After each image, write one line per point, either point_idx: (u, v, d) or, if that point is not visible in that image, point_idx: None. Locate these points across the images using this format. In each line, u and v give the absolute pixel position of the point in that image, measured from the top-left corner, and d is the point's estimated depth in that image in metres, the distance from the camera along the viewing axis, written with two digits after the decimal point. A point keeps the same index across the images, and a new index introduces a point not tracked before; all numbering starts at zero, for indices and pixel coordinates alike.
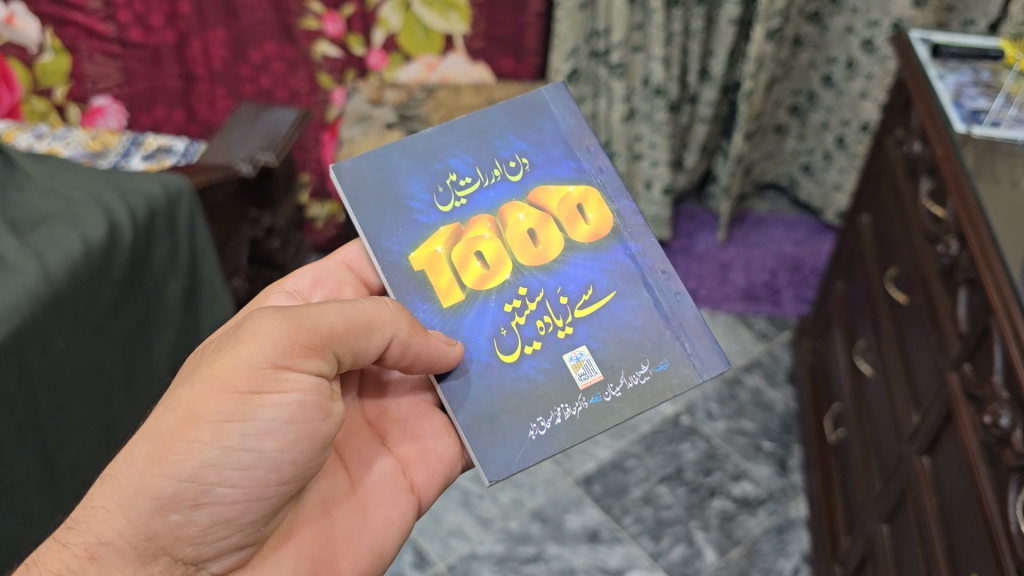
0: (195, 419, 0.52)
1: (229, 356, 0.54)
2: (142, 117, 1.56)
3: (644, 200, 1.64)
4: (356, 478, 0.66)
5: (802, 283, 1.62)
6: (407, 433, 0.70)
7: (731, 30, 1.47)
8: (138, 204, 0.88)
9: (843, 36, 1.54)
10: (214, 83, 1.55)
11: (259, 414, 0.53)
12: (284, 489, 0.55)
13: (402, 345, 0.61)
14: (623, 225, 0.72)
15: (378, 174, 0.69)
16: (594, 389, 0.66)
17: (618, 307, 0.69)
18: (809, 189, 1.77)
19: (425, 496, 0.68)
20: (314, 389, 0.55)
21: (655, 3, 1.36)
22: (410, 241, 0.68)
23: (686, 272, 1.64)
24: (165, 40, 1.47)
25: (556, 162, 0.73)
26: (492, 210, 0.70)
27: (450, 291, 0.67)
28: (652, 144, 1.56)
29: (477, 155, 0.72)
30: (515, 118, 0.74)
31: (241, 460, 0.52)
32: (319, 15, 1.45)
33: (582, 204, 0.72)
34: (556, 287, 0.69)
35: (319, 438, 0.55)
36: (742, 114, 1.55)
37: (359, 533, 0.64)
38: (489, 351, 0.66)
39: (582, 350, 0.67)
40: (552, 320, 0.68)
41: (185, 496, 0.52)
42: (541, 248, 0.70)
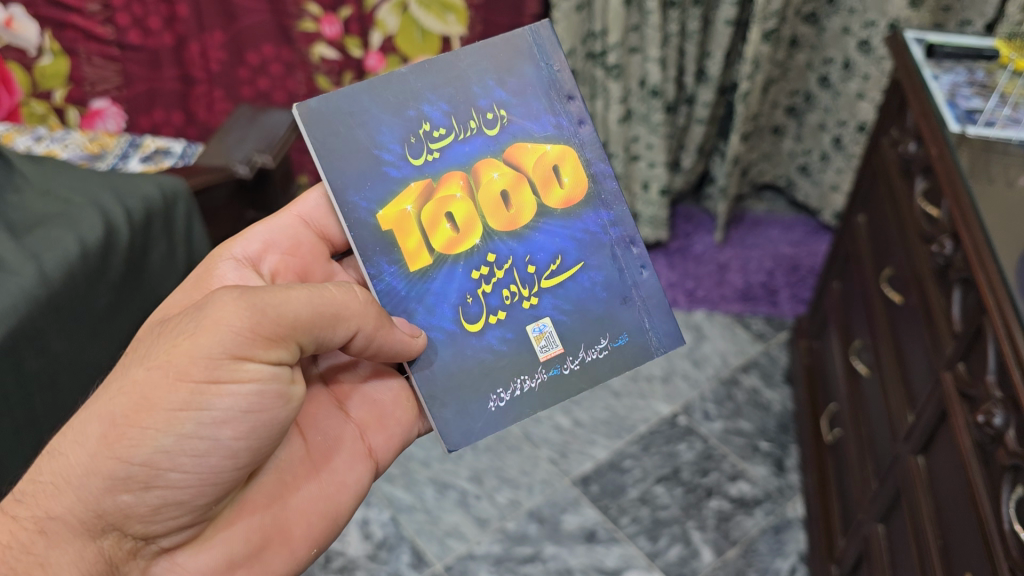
0: (149, 406, 0.54)
1: (184, 345, 0.55)
2: (141, 120, 1.57)
3: (641, 201, 1.64)
4: (310, 443, 0.71)
5: (800, 283, 1.62)
6: (363, 398, 0.75)
7: (728, 31, 1.48)
8: (135, 206, 0.88)
9: (840, 36, 1.54)
10: (212, 85, 1.56)
11: (214, 404, 0.55)
12: (237, 472, 0.59)
13: (367, 339, 0.64)
14: (599, 189, 0.74)
15: (347, 119, 0.68)
16: (553, 361, 0.72)
17: (584, 279, 0.74)
18: (806, 190, 1.77)
19: (381, 458, 0.74)
20: (272, 378, 0.57)
21: (652, 4, 1.37)
22: (378, 197, 0.69)
23: (684, 273, 1.64)
24: (163, 43, 1.48)
25: (536, 117, 0.73)
26: (466, 166, 0.71)
27: (418, 254, 0.70)
28: (649, 145, 1.56)
29: (453, 104, 0.71)
30: (496, 61, 0.72)
31: (195, 446, 0.55)
32: (317, 17, 1.45)
33: (558, 166, 0.73)
34: (525, 254, 0.73)
35: (272, 424, 0.59)
36: (739, 115, 1.55)
37: (313, 499, 0.69)
38: (454, 320, 0.71)
39: (546, 321, 0.73)
40: (518, 289, 0.72)
41: (136, 478, 0.55)
42: (513, 212, 0.72)
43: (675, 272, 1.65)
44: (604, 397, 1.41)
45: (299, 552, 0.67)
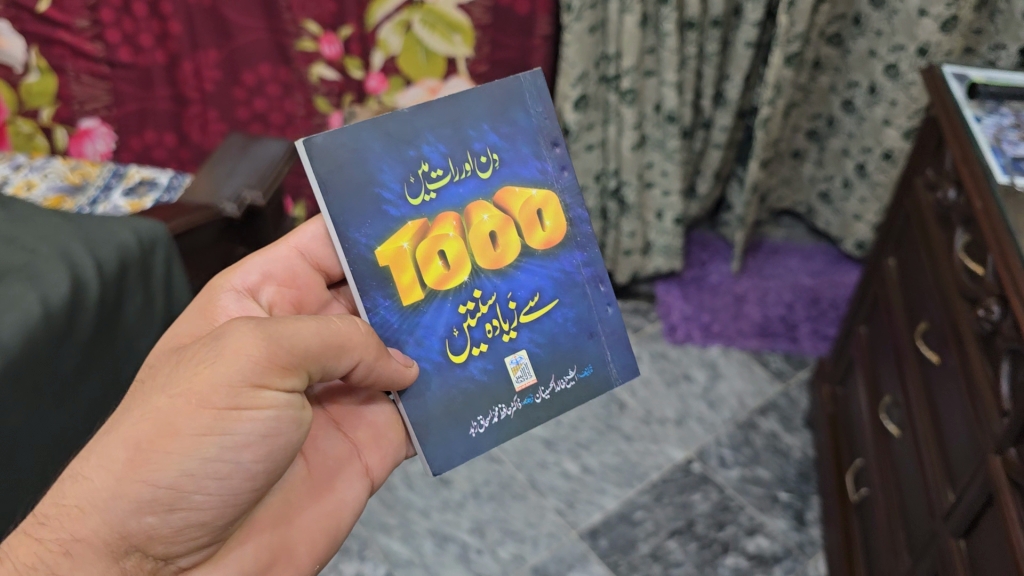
0: (173, 431, 0.55)
1: (206, 372, 0.56)
2: (133, 140, 1.50)
3: (654, 230, 1.54)
4: (311, 465, 0.72)
5: (820, 318, 1.55)
6: (362, 419, 0.76)
7: (748, 53, 1.42)
8: (107, 256, 0.81)
9: (866, 59, 1.47)
10: (205, 106, 1.48)
11: (236, 428, 0.56)
12: (254, 493, 0.59)
13: (368, 369, 0.66)
14: (574, 233, 0.77)
15: (351, 157, 0.68)
16: (528, 391, 0.75)
17: (557, 316, 0.76)
18: (827, 218, 1.68)
19: (376, 476, 0.75)
20: (287, 405, 0.59)
21: (669, 26, 1.32)
22: (377, 233, 0.69)
23: (699, 305, 1.56)
24: (156, 61, 1.42)
25: (524, 161, 0.74)
26: (460, 207, 0.72)
27: (411, 288, 0.71)
28: (664, 173, 1.47)
29: (451, 146, 0.72)
30: (491, 105, 0.73)
31: (218, 469, 0.56)
32: (316, 36, 1.37)
33: (541, 210, 0.75)
34: (507, 291, 0.74)
35: (285, 449, 0.60)
36: (759, 142, 1.48)
37: (313, 521, 0.70)
38: (441, 350, 0.72)
39: (522, 353, 0.75)
40: (499, 323, 0.74)
41: (161, 501, 0.54)
42: (499, 251, 0.74)
43: (689, 304, 1.56)
44: (615, 441, 1.34)
45: (301, 570, 0.68)
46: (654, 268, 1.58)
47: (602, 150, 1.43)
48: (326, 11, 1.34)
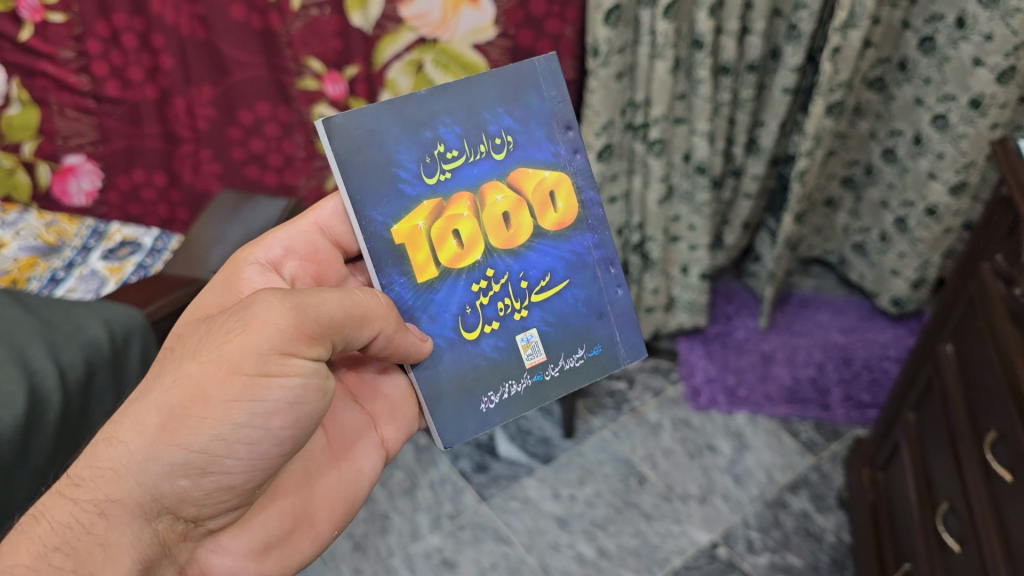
0: (204, 398, 0.57)
1: (235, 341, 0.58)
2: (120, 179, 1.40)
3: (678, 285, 1.44)
4: (331, 434, 0.75)
5: (854, 381, 1.44)
6: (377, 393, 0.79)
7: (786, 99, 1.32)
8: (72, 359, 0.70)
9: (912, 107, 1.36)
10: (198, 146, 1.37)
11: (264, 396, 0.58)
12: (280, 457, 0.62)
13: (387, 340, 0.68)
14: (585, 216, 0.80)
15: (369, 137, 0.70)
16: (538, 368, 0.77)
17: (568, 296, 0.79)
18: (861, 270, 1.57)
19: (392, 447, 0.78)
20: (312, 373, 0.61)
21: (703, 73, 1.22)
22: (393, 212, 0.71)
23: (723, 365, 1.46)
24: (145, 96, 1.32)
25: (537, 144, 0.78)
26: (474, 188, 0.75)
27: (426, 267, 0.73)
28: (691, 226, 1.37)
29: (466, 128, 0.74)
30: (506, 90, 0.76)
31: (248, 436, 0.58)
32: (319, 74, 1.27)
33: (554, 192, 0.78)
34: (519, 271, 0.77)
35: (312, 415, 0.62)
36: (794, 194, 1.37)
37: (333, 487, 0.73)
38: (454, 326, 0.74)
39: (533, 331, 0.77)
40: (511, 302, 0.76)
41: (193, 464, 0.57)
42: (511, 232, 0.76)
43: (714, 364, 1.47)
44: (633, 521, 1.23)
45: (324, 534, 0.72)
46: (677, 324, 1.48)
47: (626, 201, 1.33)
48: (330, 48, 1.24)
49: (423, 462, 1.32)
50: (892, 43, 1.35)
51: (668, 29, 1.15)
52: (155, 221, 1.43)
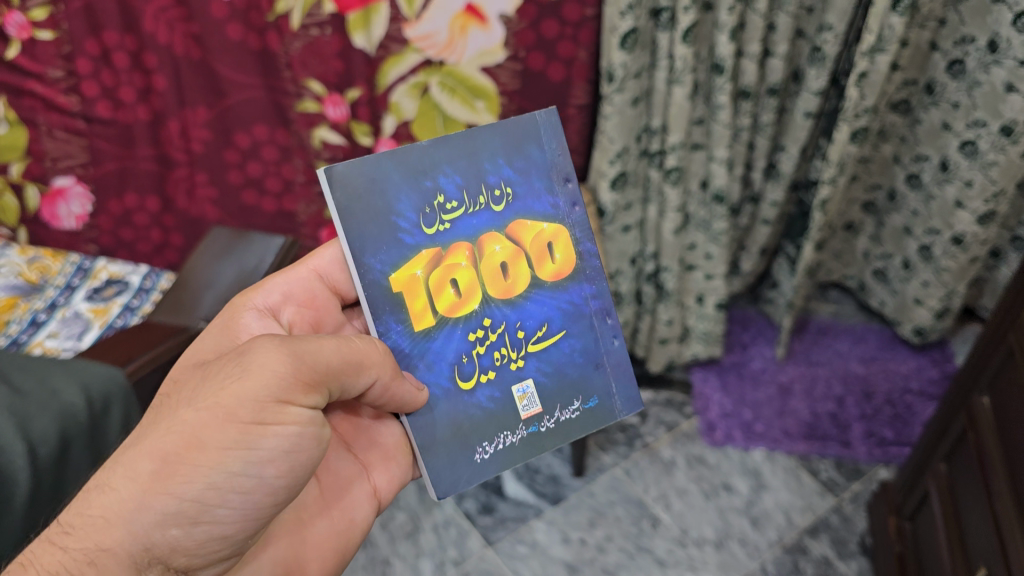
0: (200, 444, 0.54)
1: (233, 387, 0.56)
2: (111, 203, 1.34)
3: (693, 315, 1.38)
4: (324, 485, 0.72)
5: (875, 416, 1.39)
6: (371, 441, 0.77)
7: (808, 124, 1.26)
8: (45, 430, 0.64)
9: (939, 132, 1.30)
10: (193, 169, 1.31)
11: (261, 444, 0.56)
12: (273, 508, 0.59)
13: (383, 389, 0.66)
14: (582, 267, 0.79)
15: (370, 186, 0.70)
16: (534, 419, 0.75)
17: (564, 346, 0.77)
18: (882, 298, 1.51)
19: (383, 498, 0.76)
20: (308, 422, 0.59)
21: (723, 98, 1.16)
22: (392, 261, 0.71)
23: (739, 398, 1.41)
24: (138, 117, 1.26)
25: (536, 195, 0.78)
26: (472, 238, 0.74)
27: (423, 315, 0.72)
28: (708, 255, 1.31)
29: (467, 178, 0.74)
30: (507, 141, 0.77)
31: (242, 484, 0.55)
32: (319, 96, 1.21)
33: (551, 243, 0.77)
34: (516, 321, 0.75)
35: (305, 466, 0.60)
36: (815, 223, 1.31)
37: (325, 536, 0.70)
38: (450, 377, 0.73)
39: (529, 382, 0.75)
40: (507, 352, 0.75)
41: (186, 512, 0.53)
42: (509, 281, 0.75)
43: (729, 397, 1.41)
44: (646, 567, 1.17)
45: None
46: (692, 356, 1.42)
47: (640, 230, 1.27)
48: (331, 70, 1.18)
49: (426, 503, 1.26)
50: (919, 64, 1.29)
51: (687, 53, 1.10)
52: (148, 246, 1.37)
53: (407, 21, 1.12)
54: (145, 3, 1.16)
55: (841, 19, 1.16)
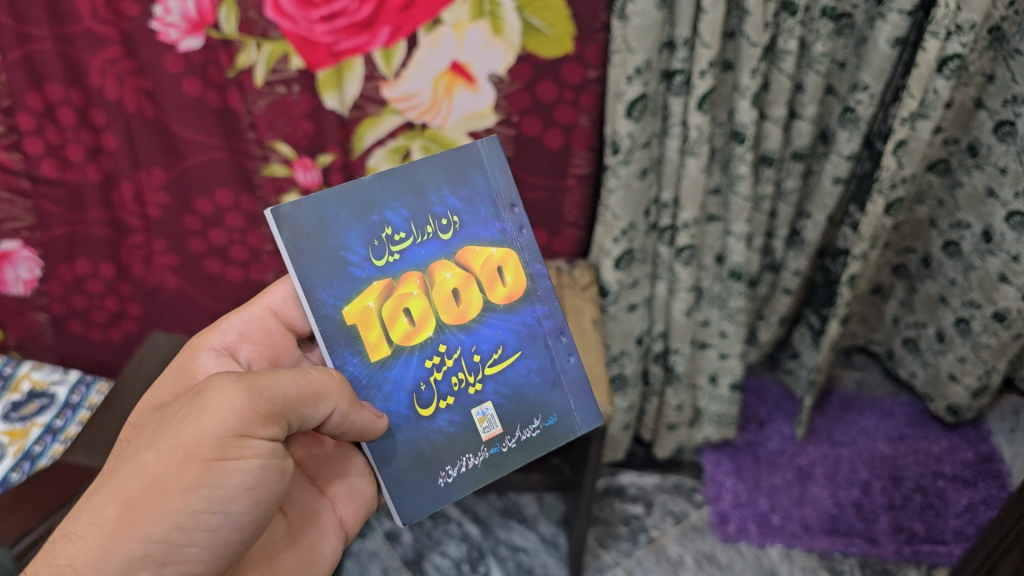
0: (162, 486, 0.53)
1: (190, 426, 0.54)
2: (61, 269, 1.20)
3: (705, 396, 1.24)
4: (291, 521, 0.69)
5: (905, 507, 1.24)
6: (336, 474, 0.72)
7: (837, 191, 1.13)
8: None
9: (981, 197, 1.16)
10: (150, 235, 1.17)
11: (222, 480, 0.54)
12: (240, 543, 0.57)
13: (342, 418, 0.62)
14: (534, 287, 0.75)
15: (317, 223, 0.65)
16: (495, 441, 0.70)
17: (521, 367, 0.72)
18: (913, 369, 1.37)
19: (351, 528, 0.72)
20: (269, 455, 0.57)
21: (744, 168, 1.02)
22: (344, 293, 0.66)
23: (754, 483, 1.28)
24: (87, 178, 1.13)
25: (484, 222, 0.73)
26: (423, 268, 0.69)
27: (378, 345, 0.67)
28: (722, 332, 1.18)
29: (413, 209, 0.69)
30: (450, 170, 0.72)
31: (208, 522, 0.54)
32: (288, 159, 1.08)
33: (502, 266, 0.73)
34: (471, 345, 0.70)
35: (271, 498, 0.58)
36: (842, 299, 1.17)
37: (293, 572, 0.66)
38: (409, 405, 0.68)
39: (488, 405, 0.70)
40: (465, 376, 0.70)
41: (152, 555, 0.52)
42: (463, 306, 0.70)
43: (744, 482, 1.28)
44: None
45: None
46: (703, 438, 1.28)
47: (648, 308, 1.14)
48: (300, 132, 1.06)
49: None
50: (962, 123, 1.15)
51: (703, 123, 0.96)
52: (103, 315, 1.23)
53: (385, 80, 1.01)
54: (91, 54, 1.04)
55: (878, 78, 1.03)
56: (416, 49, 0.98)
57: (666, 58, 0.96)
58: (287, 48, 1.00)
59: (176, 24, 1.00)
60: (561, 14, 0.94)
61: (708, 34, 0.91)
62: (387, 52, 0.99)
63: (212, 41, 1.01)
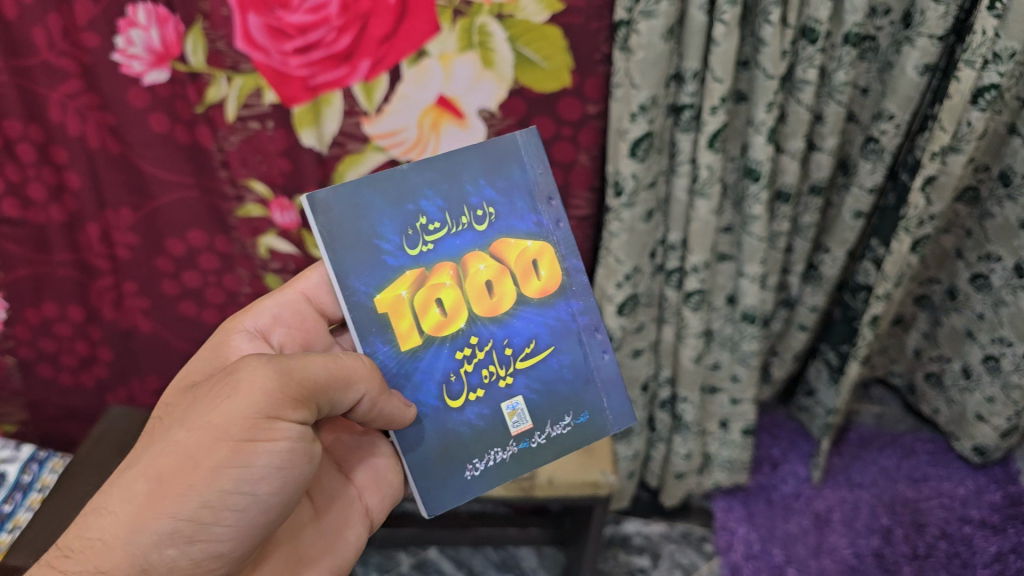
0: (192, 465, 0.51)
1: (222, 406, 0.53)
2: (28, 312, 1.12)
3: (715, 441, 1.17)
4: (318, 507, 0.66)
5: (929, 558, 1.15)
6: (363, 460, 0.70)
7: (858, 225, 1.04)
8: None
9: (1011, 228, 1.07)
10: (119, 277, 1.09)
11: (252, 461, 0.53)
12: (268, 524, 0.56)
13: (371, 405, 0.60)
14: (570, 282, 0.69)
15: (353, 212, 0.62)
16: (524, 437, 0.66)
17: (554, 362, 0.68)
18: (937, 405, 1.29)
19: (377, 516, 0.70)
20: (299, 437, 0.55)
21: (758, 208, 0.94)
22: (377, 281, 0.63)
23: (768, 531, 1.20)
24: (51, 217, 1.05)
25: (520, 215, 0.67)
26: (457, 258, 0.65)
27: (409, 335, 0.64)
28: (734, 377, 1.10)
29: (449, 199, 0.65)
30: (487, 159, 0.67)
31: (236, 502, 0.53)
32: (264, 199, 1.00)
33: (537, 260, 0.67)
34: (504, 338, 0.66)
35: (298, 482, 0.57)
36: (864, 342, 1.08)
37: (320, 557, 0.65)
38: (438, 396, 0.65)
39: (518, 399, 0.66)
40: (495, 369, 0.66)
41: (181, 533, 0.51)
42: (496, 299, 0.66)
43: (756, 530, 1.20)
44: None
45: None
46: (713, 484, 1.21)
47: (654, 353, 1.06)
48: (276, 169, 0.98)
49: None
50: (994, 151, 1.06)
51: (714, 162, 0.88)
52: (73, 359, 1.16)
53: (366, 115, 0.93)
54: (51, 88, 0.96)
55: (905, 108, 0.94)
56: (399, 82, 0.91)
57: (673, 92, 0.88)
58: (260, 82, 0.92)
59: (140, 57, 0.92)
60: (557, 45, 0.87)
61: (720, 68, 0.82)
62: (368, 86, 0.91)
63: (179, 75, 0.93)
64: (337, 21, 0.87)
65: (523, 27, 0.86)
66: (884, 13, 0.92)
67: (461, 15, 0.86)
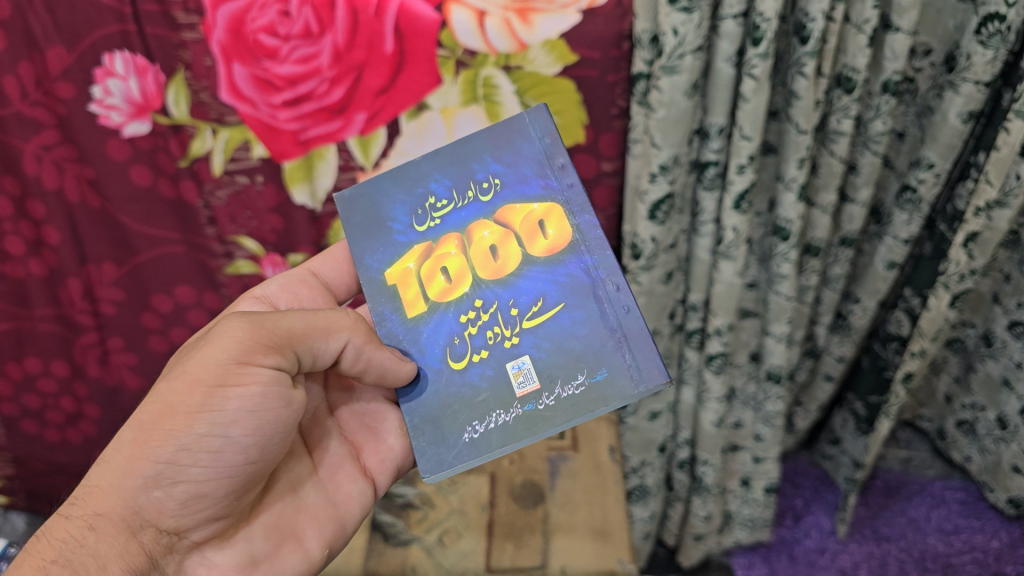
0: (170, 411, 0.52)
1: (196, 356, 0.53)
2: (10, 367, 1.05)
3: (736, 499, 1.10)
4: (318, 460, 0.64)
5: None
6: (367, 421, 0.67)
7: (892, 276, 0.97)
8: None
9: None
10: (105, 333, 1.03)
11: (223, 406, 0.52)
12: (253, 467, 0.55)
13: (357, 352, 0.57)
14: (583, 238, 0.57)
15: (371, 201, 0.65)
16: (529, 398, 0.54)
17: (564, 320, 0.55)
18: (968, 452, 1.20)
19: (379, 478, 0.66)
20: (273, 383, 0.54)
21: (787, 266, 0.87)
22: (387, 257, 0.63)
23: None
24: (30, 272, 0.97)
25: (526, 181, 0.60)
26: (462, 228, 0.61)
27: (415, 302, 0.61)
28: (757, 436, 1.04)
29: (456, 177, 0.63)
30: (495, 137, 0.63)
31: (211, 444, 0.52)
32: (255, 255, 0.96)
33: (543, 220, 0.59)
34: (510, 298, 0.58)
35: (282, 426, 0.56)
36: (896, 402, 1.02)
37: (318, 503, 0.62)
38: (442, 359, 0.59)
39: (525, 359, 0.55)
40: (500, 330, 0.57)
41: (163, 474, 0.52)
42: (500, 262, 0.59)
43: None
44: None
45: (314, 552, 0.61)
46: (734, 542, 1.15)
47: (673, 414, 0.99)
48: (266, 226, 0.93)
49: None
50: None
51: (740, 223, 0.81)
52: (59, 415, 1.09)
53: (362, 170, 0.87)
54: (23, 139, 0.88)
55: (946, 156, 0.86)
56: (397, 136, 0.85)
57: (697, 147, 0.81)
58: (248, 134, 0.85)
59: (118, 107, 0.85)
60: (570, 98, 0.81)
61: (749, 124, 0.75)
62: (364, 141, 0.85)
63: (160, 127, 0.86)
64: (329, 72, 0.81)
65: (533, 79, 0.80)
66: (925, 53, 0.85)
67: (464, 67, 0.80)
